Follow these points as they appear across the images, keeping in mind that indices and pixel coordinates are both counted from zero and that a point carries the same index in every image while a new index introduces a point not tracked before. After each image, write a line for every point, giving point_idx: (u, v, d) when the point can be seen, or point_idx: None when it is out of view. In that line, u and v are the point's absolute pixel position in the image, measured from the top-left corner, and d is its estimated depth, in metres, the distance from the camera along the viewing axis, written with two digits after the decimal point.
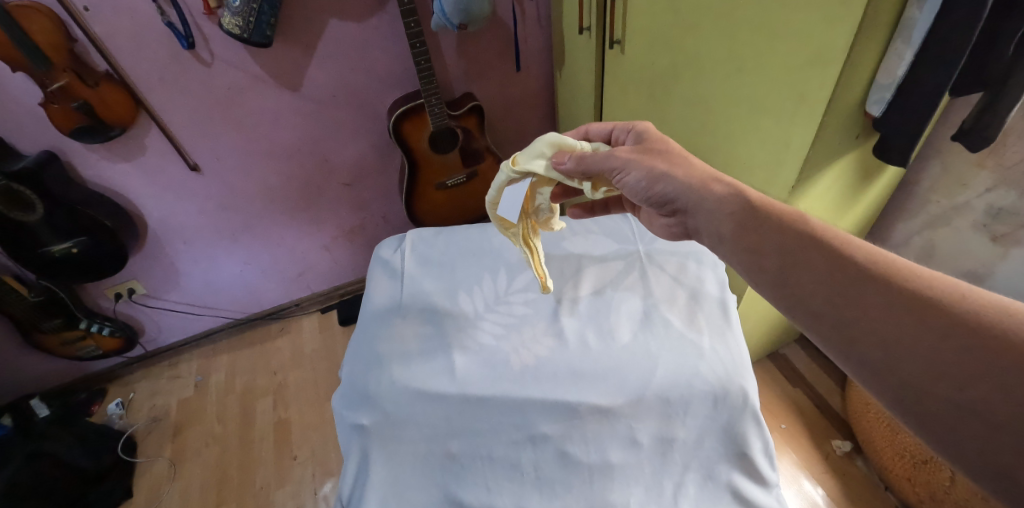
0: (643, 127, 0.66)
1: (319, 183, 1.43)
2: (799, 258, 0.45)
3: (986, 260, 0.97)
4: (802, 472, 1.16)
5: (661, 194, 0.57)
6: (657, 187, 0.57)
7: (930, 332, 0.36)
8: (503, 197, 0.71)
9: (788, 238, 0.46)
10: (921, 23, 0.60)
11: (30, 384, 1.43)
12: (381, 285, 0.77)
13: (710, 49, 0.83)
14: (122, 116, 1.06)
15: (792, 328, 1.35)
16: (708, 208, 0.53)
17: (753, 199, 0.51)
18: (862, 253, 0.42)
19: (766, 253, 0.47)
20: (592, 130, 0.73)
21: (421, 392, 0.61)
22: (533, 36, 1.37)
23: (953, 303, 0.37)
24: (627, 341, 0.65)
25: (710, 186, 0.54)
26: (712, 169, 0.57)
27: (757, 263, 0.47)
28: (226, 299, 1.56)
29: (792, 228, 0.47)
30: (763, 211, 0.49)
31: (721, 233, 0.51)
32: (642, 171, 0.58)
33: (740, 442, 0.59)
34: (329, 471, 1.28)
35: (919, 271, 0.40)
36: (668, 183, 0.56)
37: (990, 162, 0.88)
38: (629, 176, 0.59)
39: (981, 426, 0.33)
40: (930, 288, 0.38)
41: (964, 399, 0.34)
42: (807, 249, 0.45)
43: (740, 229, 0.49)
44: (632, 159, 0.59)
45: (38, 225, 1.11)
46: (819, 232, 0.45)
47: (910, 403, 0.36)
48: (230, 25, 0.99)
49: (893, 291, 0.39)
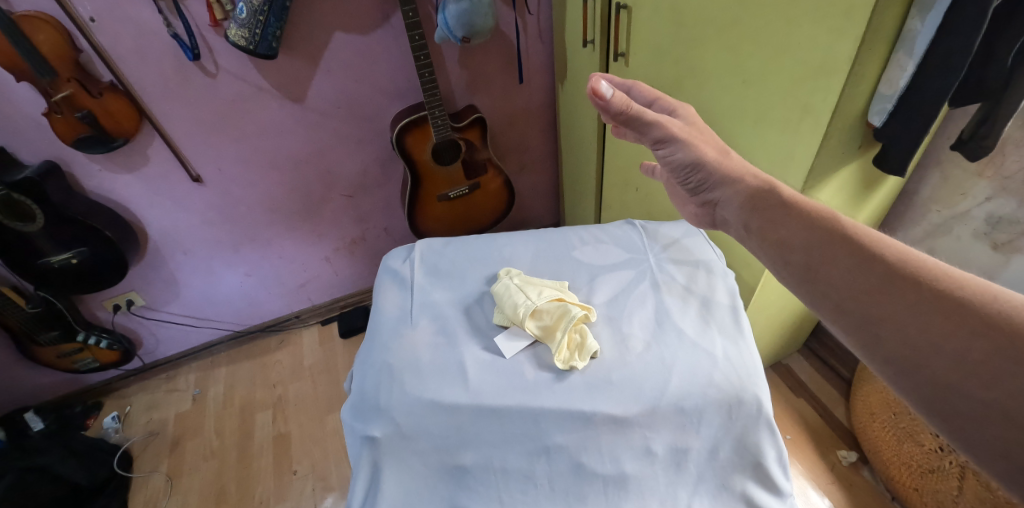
0: (688, 108, 0.65)
1: (321, 195, 1.43)
2: (824, 253, 0.42)
3: (988, 269, 0.97)
4: (809, 483, 1.15)
5: (700, 180, 0.59)
6: (699, 172, 0.58)
7: (958, 330, 0.33)
8: (498, 303, 0.69)
9: (818, 235, 0.44)
10: (923, 35, 0.62)
11: (24, 397, 1.41)
12: (390, 297, 0.76)
13: (716, 61, 0.84)
14: (125, 126, 1.06)
15: (796, 338, 1.35)
16: (737, 200, 0.54)
17: (783, 194, 0.50)
18: (890, 252, 0.39)
19: (792, 248, 0.45)
20: (634, 90, 0.68)
21: (432, 404, 0.60)
22: (535, 48, 1.39)
23: (984, 303, 0.33)
24: (641, 351, 0.64)
25: (743, 181, 0.54)
26: (740, 163, 0.58)
27: (783, 257, 0.46)
28: (226, 311, 1.54)
29: (821, 225, 0.44)
30: (791, 205, 0.48)
31: (749, 224, 0.51)
32: (690, 154, 0.58)
33: (756, 452, 0.60)
34: (329, 486, 1.26)
35: (948, 273, 0.37)
36: (709, 173, 0.58)
37: (989, 171, 0.90)
38: (676, 154, 0.60)
39: (1006, 427, 0.30)
40: (960, 289, 0.35)
41: (991, 398, 0.31)
42: (834, 247, 0.42)
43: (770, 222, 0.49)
44: (684, 138, 0.59)
45: (37, 235, 1.10)
46: (846, 231, 0.43)
47: (936, 401, 0.33)
48: (237, 37, 1.00)
49: (923, 290, 0.36)
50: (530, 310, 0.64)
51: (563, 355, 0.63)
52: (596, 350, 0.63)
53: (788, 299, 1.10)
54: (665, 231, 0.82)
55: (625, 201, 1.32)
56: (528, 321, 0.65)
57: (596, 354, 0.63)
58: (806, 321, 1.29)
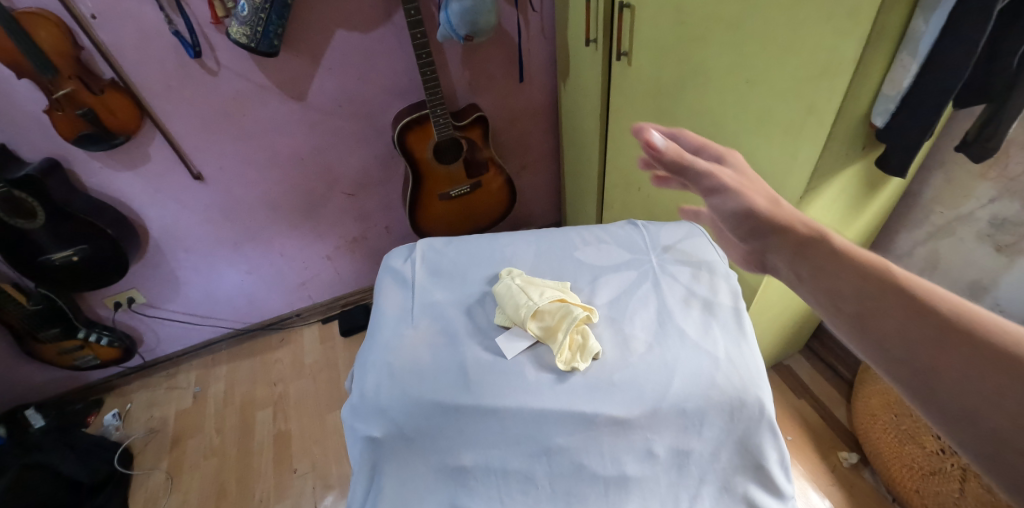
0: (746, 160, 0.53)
1: (322, 193, 1.42)
2: (878, 306, 0.34)
3: (991, 271, 0.97)
4: (810, 484, 1.15)
5: (748, 233, 0.46)
6: (747, 223, 0.46)
7: (1020, 393, 0.27)
8: (499, 302, 0.69)
9: (872, 284, 0.35)
10: (927, 36, 0.61)
11: (25, 394, 1.41)
12: (391, 296, 0.76)
13: (720, 61, 0.84)
14: (127, 124, 1.06)
15: (797, 338, 1.35)
16: (788, 261, 0.42)
17: (840, 245, 0.39)
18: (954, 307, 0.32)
19: (843, 301, 0.36)
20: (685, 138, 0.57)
21: (432, 405, 0.60)
22: (538, 47, 1.38)
23: None
24: (642, 352, 0.64)
25: (797, 231, 0.42)
26: (800, 216, 0.44)
27: (833, 309, 0.37)
28: (226, 309, 1.54)
29: (874, 273, 0.36)
30: (848, 256, 0.38)
31: (800, 279, 0.40)
32: (737, 202, 0.46)
33: (758, 454, 0.60)
34: (329, 484, 1.26)
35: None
36: (758, 225, 0.45)
37: (993, 172, 0.89)
38: (722, 205, 0.48)
39: None
40: None
41: None
42: (887, 297, 0.34)
43: (834, 295, 0.37)
44: (733, 187, 0.47)
45: (38, 232, 1.10)
46: (898, 277, 0.35)
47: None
48: (239, 34, 1.00)
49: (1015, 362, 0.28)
50: (533, 311, 0.64)
51: (563, 355, 0.62)
52: (598, 351, 0.63)
53: (790, 300, 1.10)
54: (667, 232, 0.82)
55: (627, 201, 1.32)
56: (530, 322, 0.64)
57: (598, 355, 0.63)
58: (807, 321, 1.29)
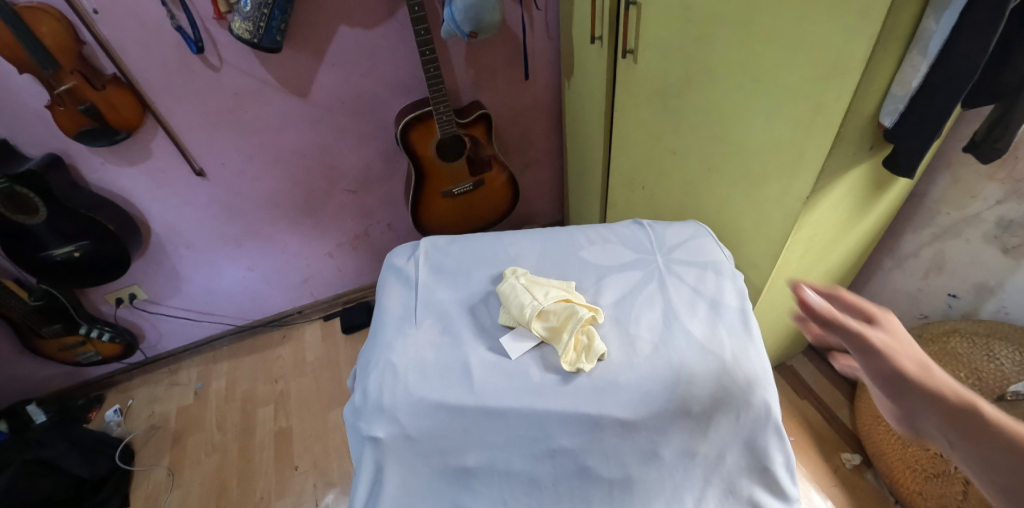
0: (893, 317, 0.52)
1: (324, 190, 1.42)
2: None
3: (998, 273, 0.96)
4: (812, 485, 1.15)
5: (902, 403, 0.45)
6: (903, 396, 0.45)
7: None
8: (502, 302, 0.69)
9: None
10: (937, 36, 0.60)
11: (27, 390, 1.41)
12: (394, 295, 0.75)
13: (727, 59, 0.83)
14: (129, 119, 1.05)
15: (801, 339, 1.34)
16: (936, 426, 0.42)
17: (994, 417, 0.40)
18: None
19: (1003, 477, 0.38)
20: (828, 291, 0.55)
21: (436, 405, 0.59)
22: (542, 44, 1.37)
23: None
24: (648, 353, 0.63)
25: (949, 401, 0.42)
26: (955, 387, 0.44)
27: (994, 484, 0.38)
28: (228, 305, 1.54)
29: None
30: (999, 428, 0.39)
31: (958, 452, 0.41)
32: (890, 370, 0.46)
33: (764, 457, 0.59)
34: (330, 482, 1.26)
35: None
36: (911, 397, 0.44)
37: (1001, 174, 0.88)
38: (874, 369, 0.47)
39: None
40: None
41: None
42: None
43: (991, 474, 0.38)
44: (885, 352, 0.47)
45: (40, 228, 1.10)
46: None
47: None
48: (242, 29, 0.99)
49: None
50: (537, 311, 0.64)
51: (568, 355, 0.62)
52: (603, 352, 0.62)
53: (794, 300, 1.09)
54: (672, 232, 0.82)
55: (631, 200, 1.31)
56: (535, 322, 0.64)
57: (603, 356, 0.62)
58: None
